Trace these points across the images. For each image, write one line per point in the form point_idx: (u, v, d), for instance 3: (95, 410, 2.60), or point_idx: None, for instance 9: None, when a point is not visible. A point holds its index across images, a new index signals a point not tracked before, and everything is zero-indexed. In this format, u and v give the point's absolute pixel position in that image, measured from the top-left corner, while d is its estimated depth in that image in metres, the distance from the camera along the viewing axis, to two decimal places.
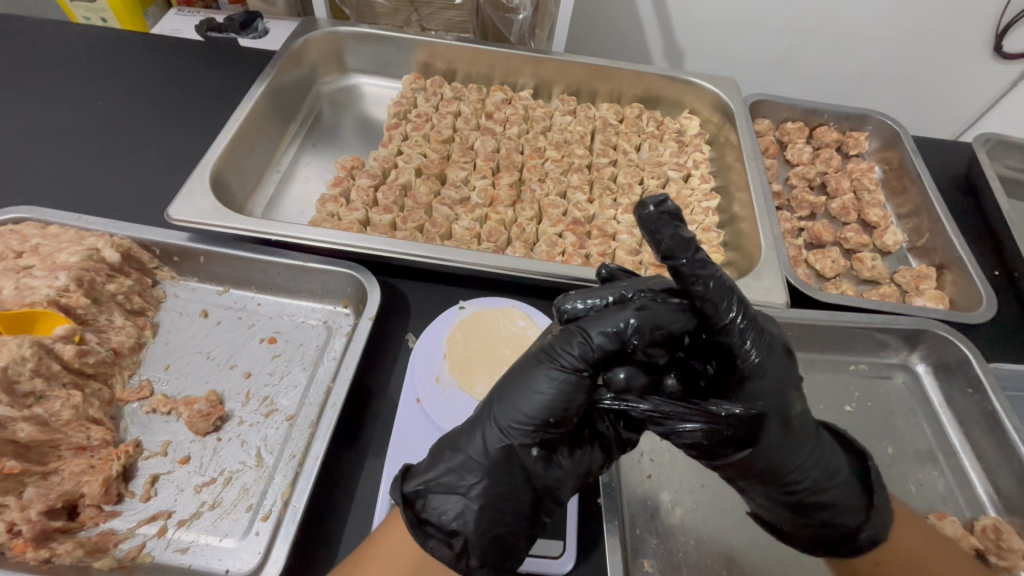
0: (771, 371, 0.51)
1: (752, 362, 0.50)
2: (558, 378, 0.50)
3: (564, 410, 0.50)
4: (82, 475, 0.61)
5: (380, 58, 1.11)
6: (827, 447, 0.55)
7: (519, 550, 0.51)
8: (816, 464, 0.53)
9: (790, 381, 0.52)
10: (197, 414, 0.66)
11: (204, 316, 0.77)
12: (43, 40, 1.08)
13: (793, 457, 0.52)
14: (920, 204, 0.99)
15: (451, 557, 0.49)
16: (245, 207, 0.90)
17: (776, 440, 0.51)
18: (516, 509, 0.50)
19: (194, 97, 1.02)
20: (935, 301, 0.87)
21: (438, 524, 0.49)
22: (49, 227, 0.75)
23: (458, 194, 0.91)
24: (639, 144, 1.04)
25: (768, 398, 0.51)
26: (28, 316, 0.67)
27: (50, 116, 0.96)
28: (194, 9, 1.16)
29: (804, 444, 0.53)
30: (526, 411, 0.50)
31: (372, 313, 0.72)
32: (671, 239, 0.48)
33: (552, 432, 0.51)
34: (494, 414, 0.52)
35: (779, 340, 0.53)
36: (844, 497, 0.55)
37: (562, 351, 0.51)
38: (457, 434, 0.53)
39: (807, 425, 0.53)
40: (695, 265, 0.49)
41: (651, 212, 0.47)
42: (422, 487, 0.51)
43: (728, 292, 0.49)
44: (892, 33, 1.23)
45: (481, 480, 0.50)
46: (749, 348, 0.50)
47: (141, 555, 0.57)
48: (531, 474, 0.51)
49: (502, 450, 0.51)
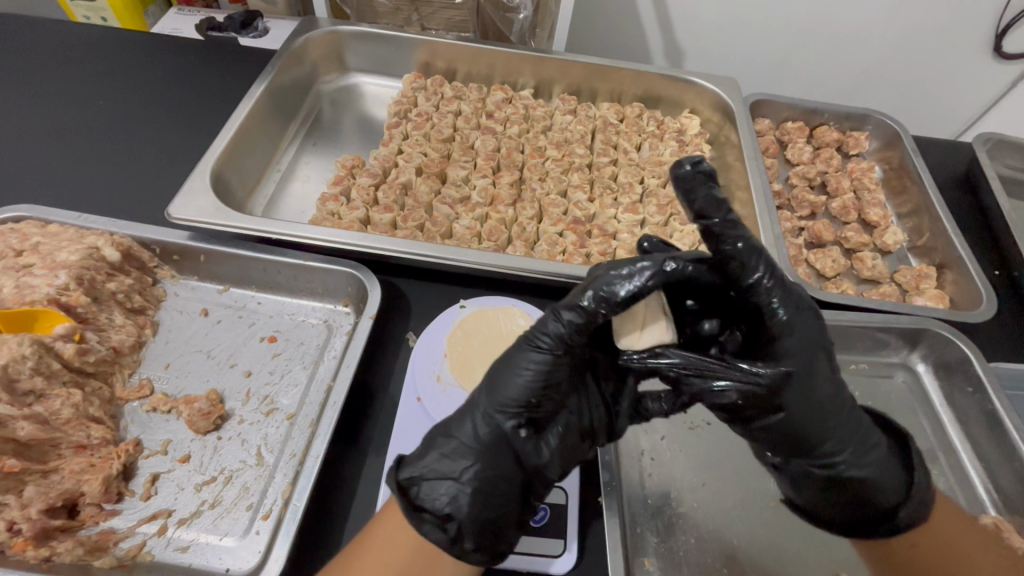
0: (801, 331, 0.52)
1: (779, 320, 0.52)
2: (538, 359, 0.51)
3: (547, 391, 0.51)
4: (82, 474, 0.60)
5: (380, 58, 1.11)
6: (864, 424, 0.58)
7: (512, 534, 0.51)
8: (851, 439, 0.57)
9: (819, 346, 0.53)
10: (197, 413, 0.66)
11: (203, 315, 0.77)
12: (42, 39, 1.08)
13: (818, 429, 0.56)
14: (920, 204, 0.99)
15: (446, 541, 0.48)
16: (245, 207, 0.90)
17: (807, 408, 0.53)
18: (508, 492, 0.51)
19: (194, 96, 1.02)
20: (935, 301, 0.87)
21: (433, 509, 0.49)
22: (49, 226, 0.75)
23: (458, 194, 0.91)
24: (640, 143, 1.04)
25: (795, 358, 0.52)
26: (28, 315, 0.67)
27: (49, 115, 0.96)
28: (193, 9, 1.16)
29: (839, 415, 0.56)
30: (512, 392, 0.51)
31: (373, 312, 0.72)
32: (704, 198, 0.53)
33: (536, 412, 0.52)
34: (481, 400, 0.53)
35: (807, 301, 0.54)
36: (881, 474, 0.58)
37: (540, 332, 0.51)
38: (448, 422, 0.54)
39: (840, 399, 0.55)
40: (726, 225, 0.52)
41: (686, 170, 0.53)
42: (415, 474, 0.51)
43: (756, 250, 0.52)
44: (892, 32, 1.23)
45: (472, 462, 0.51)
46: (776, 307, 0.52)
47: (141, 553, 0.57)
48: (520, 454, 0.52)
49: (491, 432, 0.51)
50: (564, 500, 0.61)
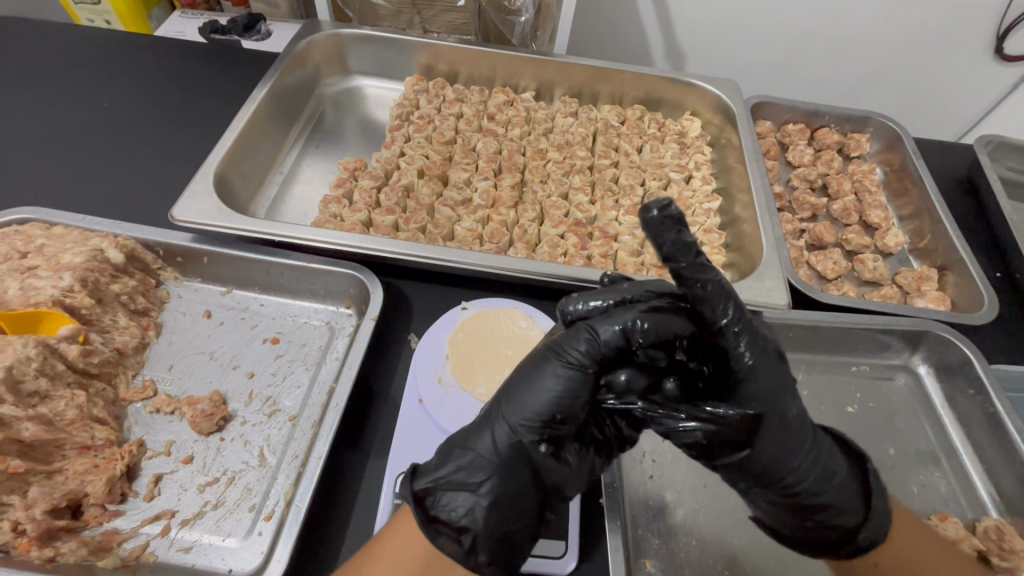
0: (765, 374, 0.50)
1: (745, 364, 0.50)
2: (564, 374, 0.51)
3: (571, 407, 0.51)
4: (86, 475, 0.61)
5: (383, 60, 1.12)
6: (825, 449, 0.54)
7: (526, 547, 0.51)
8: (813, 465, 0.53)
9: (786, 384, 0.52)
10: (201, 414, 0.67)
11: (207, 316, 0.77)
12: (47, 43, 1.08)
13: (784, 460, 0.52)
14: (922, 206, 0.99)
15: (461, 554, 0.48)
16: (248, 208, 0.91)
17: (773, 441, 0.51)
18: (525, 506, 0.51)
19: (197, 99, 1.03)
20: (937, 303, 0.87)
21: (448, 520, 0.49)
22: (54, 228, 0.75)
23: (461, 196, 0.92)
24: (641, 145, 1.04)
25: (764, 400, 0.50)
26: (33, 316, 0.67)
27: (54, 118, 0.96)
28: (197, 12, 1.16)
29: (800, 446, 0.52)
30: (534, 406, 0.51)
31: (375, 313, 0.72)
32: (672, 242, 0.48)
33: (559, 428, 0.51)
34: (503, 412, 0.52)
35: (771, 344, 0.52)
36: (842, 499, 0.55)
37: (569, 346, 0.52)
38: (465, 432, 0.54)
39: (801, 425, 0.52)
40: (695, 268, 0.49)
41: (655, 215, 0.47)
42: (431, 485, 0.51)
43: (726, 295, 0.49)
44: (893, 34, 1.23)
45: (491, 476, 0.50)
46: (743, 350, 0.50)
47: (144, 554, 0.57)
48: (540, 470, 0.52)
49: (511, 446, 0.51)
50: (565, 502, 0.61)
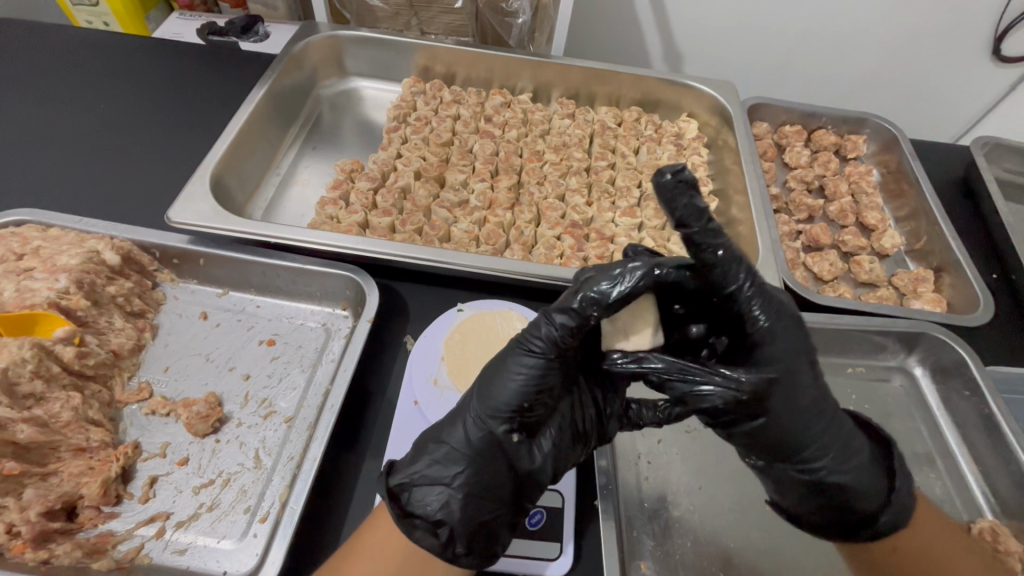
0: (782, 338, 0.52)
1: (761, 327, 0.51)
2: (529, 364, 0.51)
3: (539, 395, 0.52)
4: (81, 477, 0.61)
5: (380, 62, 1.12)
6: (848, 429, 0.56)
7: (504, 535, 0.52)
8: (836, 444, 0.55)
9: (802, 351, 0.52)
10: (196, 416, 0.66)
11: (203, 318, 0.77)
12: (45, 45, 1.09)
13: (804, 432, 0.53)
14: (918, 207, 0.99)
15: (438, 546, 0.49)
16: (245, 210, 0.91)
17: (792, 409, 0.52)
18: (500, 495, 0.51)
19: (194, 100, 1.03)
20: (932, 304, 0.87)
21: (424, 515, 0.50)
22: (51, 230, 0.76)
23: (457, 198, 0.92)
24: (638, 147, 1.04)
25: (780, 362, 0.52)
26: (28, 319, 0.67)
27: (51, 120, 0.97)
28: (195, 14, 1.17)
29: (821, 422, 0.54)
30: (502, 397, 0.52)
31: (371, 315, 0.72)
32: (686, 208, 0.47)
33: (528, 416, 0.52)
34: (473, 405, 0.53)
35: (790, 309, 0.53)
36: (864, 482, 0.56)
37: (530, 336, 0.52)
38: (439, 428, 0.55)
39: (825, 401, 0.54)
40: (708, 235, 0.49)
41: (668, 180, 0.46)
42: (406, 480, 0.52)
43: (736, 260, 0.50)
44: (890, 35, 1.23)
45: (463, 468, 0.51)
46: (758, 314, 0.51)
47: (139, 556, 0.57)
48: (512, 459, 0.52)
49: (482, 438, 0.52)
50: (561, 503, 0.61)
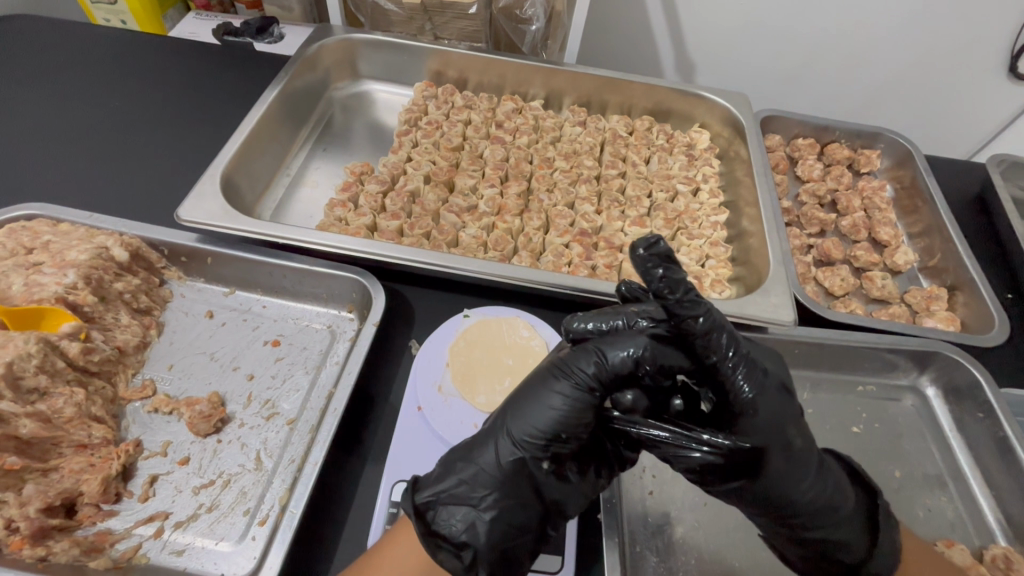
0: (764, 409, 0.51)
1: (744, 398, 0.50)
2: (570, 394, 0.52)
3: (574, 426, 0.52)
4: (81, 473, 0.60)
5: (392, 66, 1.12)
6: (832, 481, 0.55)
7: (526, 565, 0.52)
8: (817, 496, 0.53)
9: (786, 417, 0.52)
10: (198, 415, 0.66)
11: (209, 317, 0.77)
12: (63, 41, 1.10)
13: (789, 491, 0.52)
14: (932, 224, 0.98)
15: (461, 568, 0.50)
16: (254, 209, 0.91)
17: (771, 471, 0.51)
18: (526, 524, 0.52)
19: (208, 99, 1.03)
20: (946, 323, 0.85)
21: (449, 536, 0.50)
22: (61, 225, 0.76)
23: (466, 203, 0.91)
24: (649, 156, 1.04)
25: (764, 430, 0.51)
26: (36, 312, 0.67)
27: (66, 115, 0.97)
28: (211, 13, 1.18)
29: (803, 482, 0.53)
30: (538, 423, 0.52)
31: (377, 318, 0.72)
32: (660, 279, 0.48)
33: (562, 446, 0.52)
34: (507, 428, 0.53)
35: (772, 379, 0.52)
36: (845, 532, 0.56)
37: (575, 367, 0.52)
38: (470, 445, 0.55)
39: (810, 455, 0.53)
40: (690, 304, 0.49)
41: (642, 254, 0.48)
42: (433, 499, 0.52)
43: (718, 329, 0.49)
44: (905, 50, 1.22)
45: (492, 492, 0.51)
46: (741, 384, 0.50)
47: (137, 556, 0.57)
48: (542, 487, 0.52)
49: (514, 463, 0.52)
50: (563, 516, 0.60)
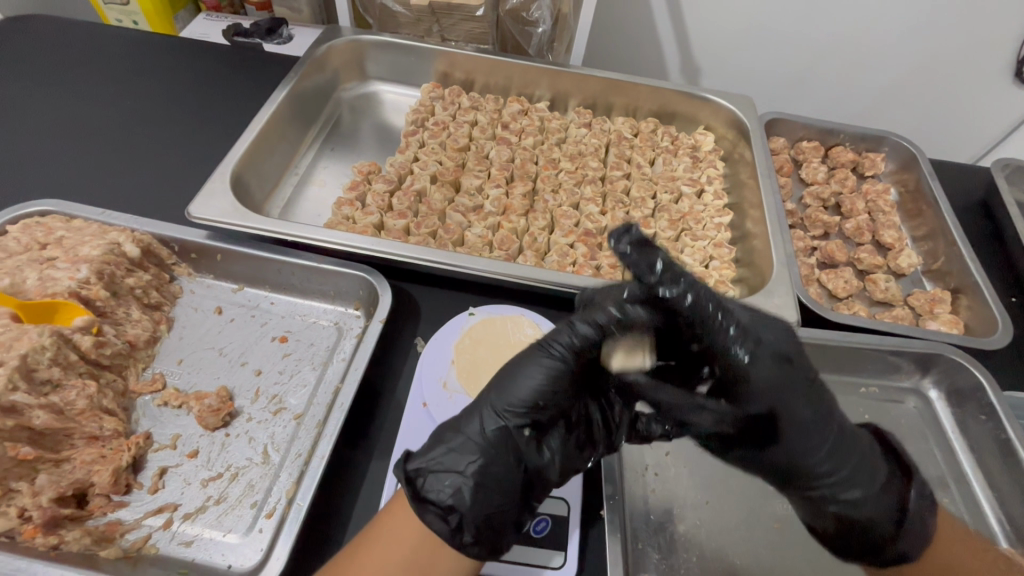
0: (760, 376, 0.54)
1: (739, 364, 0.54)
2: (547, 364, 0.55)
3: (552, 394, 0.55)
4: (93, 465, 0.61)
5: (400, 67, 1.13)
6: (854, 456, 0.60)
7: (510, 532, 0.53)
8: (839, 467, 0.59)
9: (793, 388, 0.56)
10: (207, 409, 0.67)
11: (218, 313, 0.78)
12: (76, 41, 1.12)
13: (802, 459, 0.58)
14: (936, 227, 0.98)
15: (448, 531, 0.50)
16: (263, 208, 0.92)
17: (777, 437, 0.58)
18: (510, 491, 0.53)
19: (218, 99, 1.05)
20: (949, 326, 0.86)
21: (436, 501, 0.51)
22: (74, 221, 0.77)
23: (472, 202, 0.92)
24: (654, 158, 1.04)
25: (766, 397, 0.55)
26: (49, 306, 0.68)
27: (79, 113, 0.99)
28: (221, 15, 1.20)
29: (817, 452, 0.58)
30: (519, 391, 0.55)
31: (383, 316, 0.73)
32: (639, 263, 0.51)
33: (542, 415, 0.55)
34: (491, 399, 0.56)
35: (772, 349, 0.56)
36: (872, 506, 0.61)
37: (554, 339, 0.55)
38: (457, 419, 0.56)
39: (826, 427, 0.58)
40: (676, 280, 0.51)
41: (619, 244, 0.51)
42: (423, 466, 0.53)
43: (707, 300, 0.52)
44: (910, 54, 1.23)
45: (478, 458, 0.53)
46: (736, 353, 0.53)
47: (146, 546, 0.58)
48: (524, 456, 0.54)
49: (498, 431, 0.54)
50: (566, 512, 0.61)
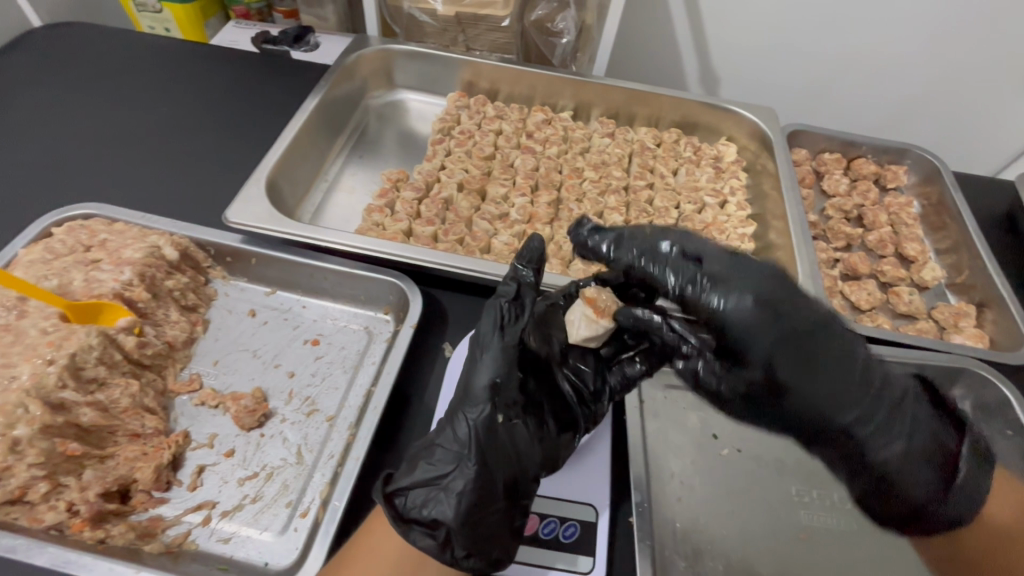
0: (749, 321, 0.53)
1: (715, 308, 0.54)
2: (490, 352, 0.59)
3: (502, 378, 0.57)
4: (136, 461, 0.63)
5: (426, 76, 1.15)
6: (886, 404, 0.58)
7: (500, 531, 0.55)
8: (873, 412, 0.57)
9: (795, 333, 0.54)
10: (244, 410, 0.69)
11: (252, 316, 0.80)
12: (112, 48, 1.15)
13: (830, 408, 0.56)
14: (959, 240, 0.98)
15: (436, 547, 0.54)
16: (295, 213, 0.94)
17: (800, 388, 0.55)
18: (493, 491, 0.55)
19: (249, 105, 1.07)
20: (974, 339, 0.86)
21: (419, 519, 0.54)
22: (116, 224, 0.80)
23: (498, 210, 0.94)
24: (677, 168, 1.05)
25: (762, 340, 0.53)
26: (94, 307, 0.70)
27: (116, 119, 1.02)
28: (250, 22, 1.23)
29: (848, 400, 0.56)
30: (477, 386, 0.57)
31: (415, 321, 0.75)
32: (587, 233, 0.61)
33: (503, 403, 0.57)
34: (456, 405, 0.58)
35: (761, 289, 0.54)
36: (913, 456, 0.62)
37: (484, 326, 0.60)
38: (430, 435, 0.59)
39: (847, 373, 0.56)
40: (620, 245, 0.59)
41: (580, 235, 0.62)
42: (401, 487, 0.56)
43: (659, 257, 0.57)
44: (934, 67, 1.23)
45: (453, 469, 0.55)
46: (712, 298, 0.54)
47: (187, 542, 0.60)
48: (500, 451, 0.56)
49: (466, 434, 0.56)
50: (595, 518, 0.63)
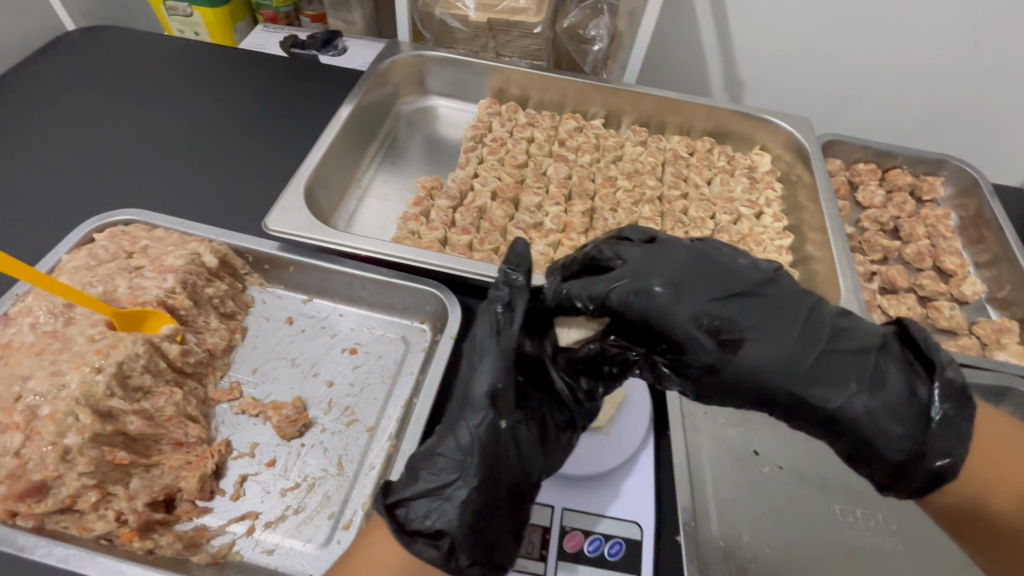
0: (665, 306, 0.51)
1: (635, 302, 0.52)
2: (491, 355, 0.53)
3: (505, 381, 0.52)
4: (180, 470, 0.63)
5: (458, 82, 1.15)
6: (837, 364, 0.51)
7: (508, 536, 0.52)
8: (821, 373, 0.50)
9: (715, 309, 0.51)
10: (285, 419, 0.69)
11: (289, 324, 0.80)
12: (144, 52, 1.16)
13: (776, 380, 0.51)
14: (1000, 255, 0.96)
15: (441, 558, 0.50)
16: (330, 220, 0.94)
17: (748, 368, 0.51)
18: (499, 498, 0.51)
19: (281, 110, 1.07)
20: (1019, 357, 0.84)
21: (423, 529, 0.50)
22: (156, 231, 0.80)
23: (533, 219, 0.93)
24: (710, 178, 1.05)
25: (682, 322, 0.51)
26: (139, 314, 0.70)
27: (150, 123, 1.03)
28: (279, 26, 1.23)
29: (798, 366, 0.50)
30: (478, 391, 0.52)
31: (455, 331, 0.75)
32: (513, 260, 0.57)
33: (508, 408, 0.52)
34: (457, 411, 0.53)
35: (670, 273, 0.52)
36: (887, 412, 0.50)
37: (479, 329, 0.55)
38: (428, 444, 0.54)
39: (790, 337, 0.51)
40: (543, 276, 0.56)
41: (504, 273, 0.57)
42: (401, 497, 0.52)
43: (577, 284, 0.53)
44: (970, 76, 1.20)
45: (457, 477, 0.51)
46: (629, 294, 0.52)
47: (232, 553, 0.60)
48: (507, 457, 0.52)
49: (470, 440, 0.51)
50: (638, 536, 0.63)
